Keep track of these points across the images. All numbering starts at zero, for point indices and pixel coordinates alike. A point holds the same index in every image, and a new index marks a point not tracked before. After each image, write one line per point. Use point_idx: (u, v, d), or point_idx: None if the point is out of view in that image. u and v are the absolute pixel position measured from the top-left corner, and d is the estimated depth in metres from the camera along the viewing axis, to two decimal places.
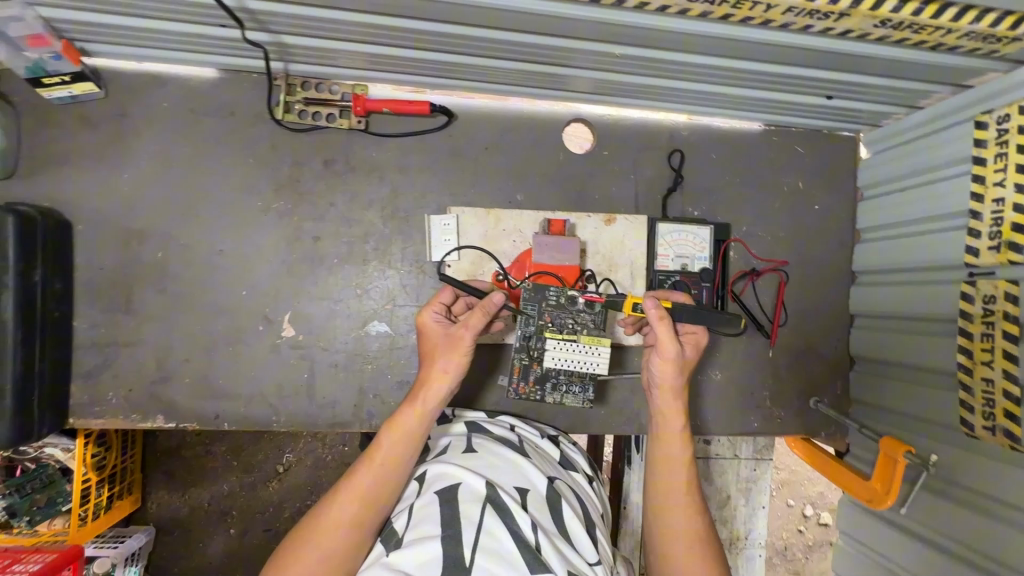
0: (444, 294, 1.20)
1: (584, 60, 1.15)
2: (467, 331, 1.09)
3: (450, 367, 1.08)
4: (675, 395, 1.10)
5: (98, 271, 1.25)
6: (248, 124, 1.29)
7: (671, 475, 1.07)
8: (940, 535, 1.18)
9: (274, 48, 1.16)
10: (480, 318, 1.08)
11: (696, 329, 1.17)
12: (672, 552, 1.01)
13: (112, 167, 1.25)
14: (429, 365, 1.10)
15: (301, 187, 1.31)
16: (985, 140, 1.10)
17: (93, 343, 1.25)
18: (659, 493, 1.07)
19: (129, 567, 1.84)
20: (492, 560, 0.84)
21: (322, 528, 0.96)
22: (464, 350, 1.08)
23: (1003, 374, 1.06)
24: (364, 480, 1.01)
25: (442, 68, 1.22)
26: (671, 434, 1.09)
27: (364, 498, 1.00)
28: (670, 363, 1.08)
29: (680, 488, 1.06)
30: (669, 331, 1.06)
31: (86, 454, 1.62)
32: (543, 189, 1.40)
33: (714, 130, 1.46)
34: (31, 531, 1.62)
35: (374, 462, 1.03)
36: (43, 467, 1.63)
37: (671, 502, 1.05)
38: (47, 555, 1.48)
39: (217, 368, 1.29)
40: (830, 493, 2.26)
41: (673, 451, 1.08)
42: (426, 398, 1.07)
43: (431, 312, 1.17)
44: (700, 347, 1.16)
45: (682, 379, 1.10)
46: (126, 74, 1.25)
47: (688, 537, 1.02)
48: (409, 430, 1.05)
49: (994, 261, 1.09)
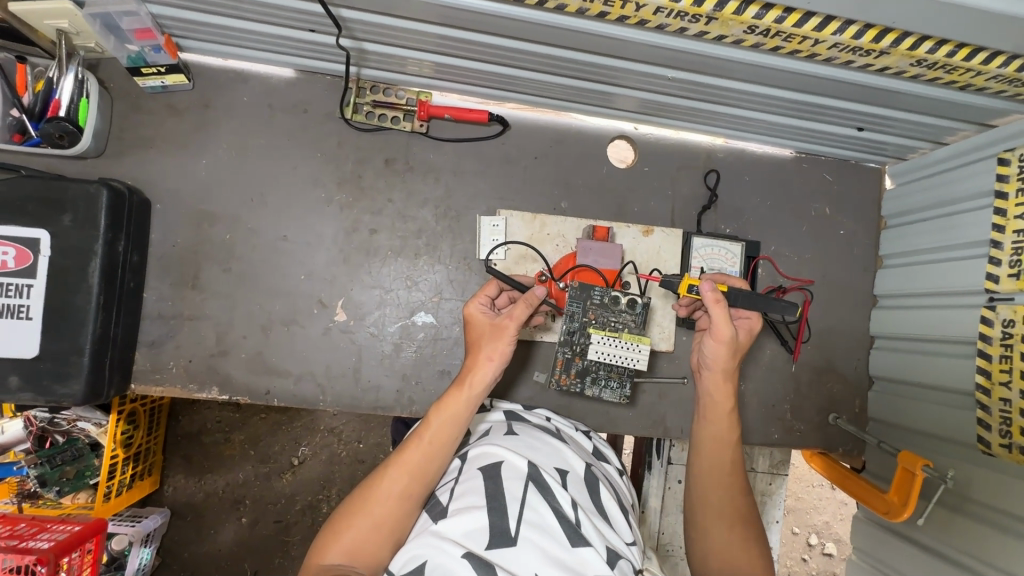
0: (491, 287, 1.27)
1: (637, 80, 1.25)
2: (511, 321, 1.17)
3: (494, 355, 1.15)
4: (724, 378, 1.17)
5: (171, 248, 1.34)
6: (320, 121, 1.40)
7: (716, 454, 1.15)
8: (955, 550, 1.23)
9: (354, 53, 1.27)
10: (525, 309, 1.17)
11: (749, 314, 1.24)
12: (716, 524, 1.10)
13: (192, 152, 1.36)
14: (474, 353, 1.17)
15: (363, 182, 1.41)
16: (1007, 175, 1.19)
17: (160, 314, 1.33)
18: (704, 470, 1.15)
19: (144, 548, 1.88)
20: (536, 532, 0.90)
21: (373, 498, 1.03)
22: (508, 339, 1.16)
23: (1020, 394, 1.12)
24: (412, 456, 1.07)
25: (504, 81, 1.32)
26: (718, 417, 1.16)
27: (413, 473, 1.06)
28: (723, 347, 1.15)
29: (725, 467, 1.14)
30: (723, 315, 1.14)
31: (117, 431, 1.67)
32: (586, 198, 1.49)
33: (748, 155, 1.55)
34: (56, 504, 1.67)
35: (421, 440, 1.09)
36: (74, 441, 1.69)
37: (716, 480, 1.14)
38: (73, 525, 1.53)
39: (272, 346, 1.37)
40: (836, 522, 2.29)
41: (720, 432, 1.16)
42: (473, 382, 1.13)
43: (477, 302, 1.24)
44: (753, 332, 1.23)
45: (733, 362, 1.18)
46: (214, 69, 1.36)
47: (730, 510, 1.12)
48: (454, 412, 1.11)
49: (1014, 287, 1.16)
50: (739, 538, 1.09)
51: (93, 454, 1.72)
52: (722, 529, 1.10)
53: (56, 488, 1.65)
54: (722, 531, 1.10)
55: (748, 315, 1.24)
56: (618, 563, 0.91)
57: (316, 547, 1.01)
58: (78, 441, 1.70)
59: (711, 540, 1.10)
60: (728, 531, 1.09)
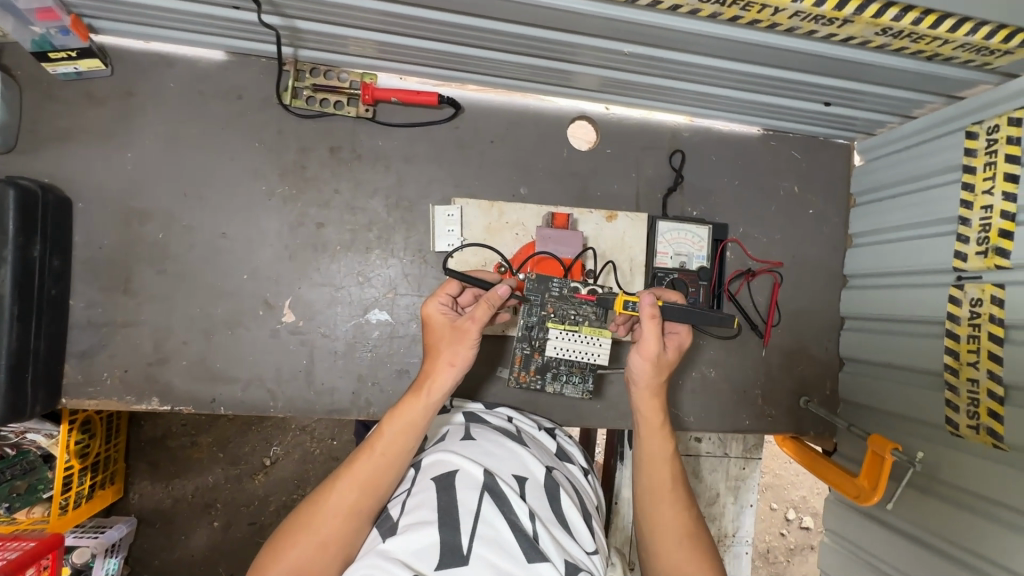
0: (451, 284, 1.19)
1: (592, 57, 1.17)
2: (473, 324, 1.09)
3: (456, 359, 1.09)
4: (653, 395, 1.13)
5: (97, 250, 1.24)
6: (257, 108, 1.29)
7: (656, 471, 1.11)
8: (925, 531, 1.22)
9: (286, 32, 1.16)
10: (486, 310, 1.08)
11: (680, 330, 1.17)
12: (665, 546, 1.04)
13: (115, 145, 1.24)
14: (434, 357, 1.10)
15: (307, 172, 1.31)
16: (975, 150, 1.15)
17: (90, 322, 1.24)
18: (646, 491, 1.10)
19: (109, 558, 1.76)
20: (489, 548, 0.85)
21: (320, 515, 0.97)
22: (470, 343, 1.09)
23: (987, 374, 1.10)
24: (364, 468, 1.01)
25: (453, 60, 1.23)
26: (651, 434, 1.13)
27: (364, 487, 1.00)
28: (649, 363, 1.10)
29: (667, 484, 1.10)
30: (655, 332, 1.07)
31: (71, 441, 1.53)
32: (547, 183, 1.42)
33: (715, 133, 1.49)
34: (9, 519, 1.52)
35: (374, 450, 1.03)
36: (25, 453, 1.55)
37: (659, 498, 1.08)
38: (26, 543, 1.40)
39: (216, 351, 1.28)
40: (813, 497, 2.30)
41: (657, 449, 1.12)
42: (431, 389, 1.07)
43: (436, 301, 1.16)
44: (683, 348, 1.16)
45: (661, 379, 1.12)
46: (134, 53, 1.25)
47: (679, 528, 1.06)
48: (410, 420, 1.05)
49: (982, 266, 1.13)
50: (692, 556, 1.03)
51: (46, 467, 1.58)
52: (672, 551, 1.03)
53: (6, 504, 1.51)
54: (671, 553, 1.03)
55: (678, 330, 1.17)
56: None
57: (257, 568, 0.94)
58: (29, 452, 1.56)
59: (661, 564, 1.03)
60: (677, 552, 1.03)
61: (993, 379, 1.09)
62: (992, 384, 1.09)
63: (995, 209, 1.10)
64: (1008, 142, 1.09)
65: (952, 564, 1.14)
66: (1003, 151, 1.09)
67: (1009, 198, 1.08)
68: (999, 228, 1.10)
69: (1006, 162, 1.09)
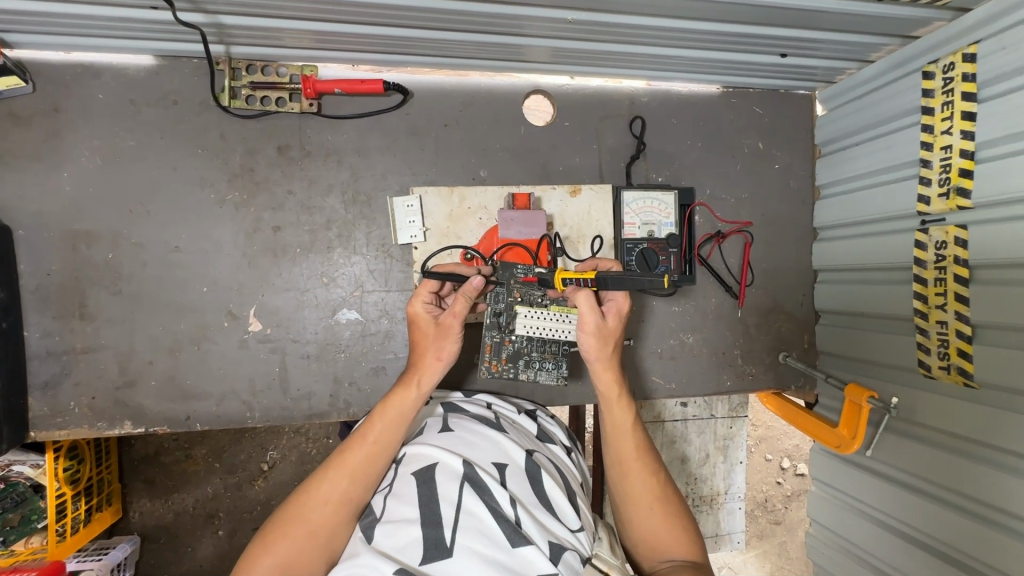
0: (433, 282, 1.16)
1: (538, 27, 1.12)
2: (456, 319, 1.12)
3: (442, 355, 1.11)
4: (606, 366, 1.13)
5: (45, 277, 1.20)
6: (194, 113, 1.24)
7: (621, 441, 1.12)
8: (905, 472, 1.25)
9: (212, 29, 1.10)
10: (465, 303, 1.12)
11: (617, 296, 1.17)
12: (636, 513, 1.06)
13: (50, 166, 1.19)
14: (420, 352, 1.11)
15: (256, 176, 1.27)
16: (932, 90, 1.13)
17: (49, 353, 1.21)
18: (614, 462, 1.11)
19: None
20: (472, 538, 0.84)
21: (311, 503, 0.96)
22: (454, 337, 1.12)
23: (955, 316, 1.11)
24: (356, 458, 1.01)
25: (393, 43, 1.17)
26: (611, 407, 1.13)
27: (356, 475, 0.99)
28: (590, 336, 1.11)
29: (632, 454, 1.10)
30: (588, 302, 1.10)
31: (58, 468, 1.47)
32: (507, 163, 1.38)
33: (674, 94, 1.46)
34: (8, 552, 1.49)
35: (365, 439, 1.03)
36: (14, 485, 1.47)
37: (626, 469, 1.09)
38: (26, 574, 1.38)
39: (184, 368, 1.26)
40: (804, 444, 2.35)
41: (618, 419, 1.12)
42: (420, 381, 1.08)
43: (421, 300, 1.15)
44: (622, 313, 1.16)
45: (608, 350, 1.13)
46: (55, 66, 1.18)
47: (650, 495, 1.07)
48: (401, 410, 1.05)
49: (945, 208, 1.12)
50: (664, 522, 1.05)
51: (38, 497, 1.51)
52: (644, 517, 1.05)
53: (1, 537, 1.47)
54: (645, 520, 1.05)
55: (614, 296, 1.17)
56: (564, 557, 0.87)
57: (244, 562, 0.91)
58: (20, 484, 1.47)
59: (636, 529, 1.06)
60: (649, 517, 1.05)
61: (961, 320, 1.10)
62: (960, 325, 1.10)
63: (955, 148, 1.09)
64: (963, 80, 1.07)
65: (933, 502, 1.18)
66: (959, 89, 1.08)
67: (968, 136, 1.07)
68: (959, 167, 1.09)
69: (962, 100, 1.07)
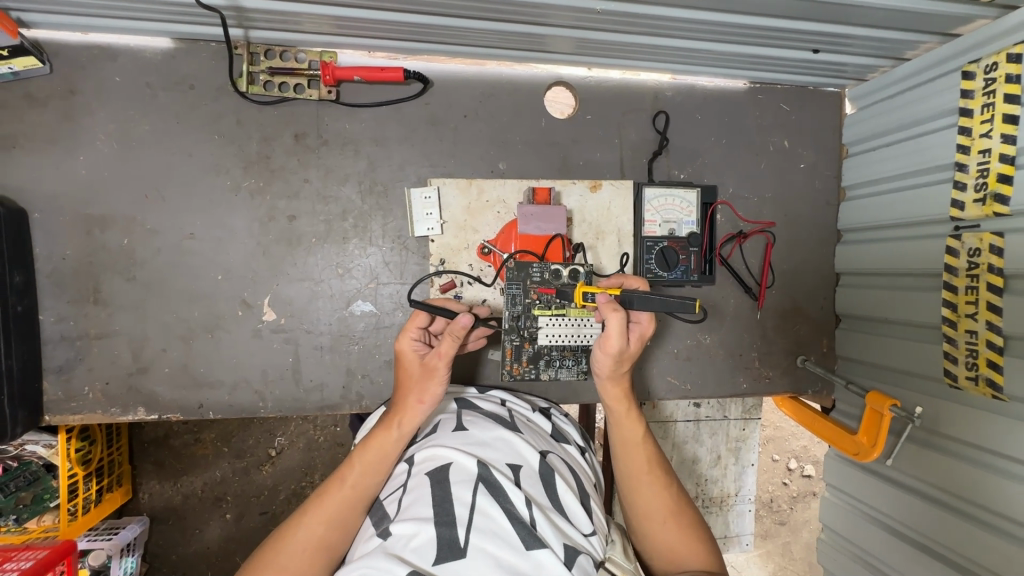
0: (420, 317, 1.14)
1: (564, 17, 1.09)
2: (441, 360, 1.05)
3: (424, 398, 1.06)
4: (614, 382, 1.11)
5: (60, 261, 1.19)
6: (211, 98, 1.22)
7: (632, 456, 1.10)
8: (925, 483, 1.22)
9: (231, 13, 1.08)
10: (452, 344, 1.05)
11: (642, 320, 1.12)
12: (649, 526, 1.05)
13: (65, 148, 1.17)
14: (404, 392, 1.08)
15: (273, 163, 1.25)
16: (972, 91, 1.09)
17: (63, 337, 1.21)
18: (625, 477, 1.10)
19: (127, 558, 1.75)
20: (487, 539, 0.83)
21: (286, 550, 0.94)
22: (439, 379, 1.06)
23: (986, 326, 1.07)
24: (333, 503, 0.99)
25: (415, 31, 1.15)
26: (620, 422, 1.11)
27: (333, 520, 0.98)
28: (609, 357, 1.06)
29: (643, 469, 1.09)
30: (620, 325, 1.02)
31: (71, 449, 1.47)
32: (526, 156, 1.35)
33: (699, 89, 1.42)
34: (20, 529, 1.49)
35: (343, 483, 1.01)
36: (26, 464, 1.47)
37: (637, 483, 1.08)
38: (39, 551, 1.39)
39: (197, 355, 1.25)
40: (814, 446, 2.32)
41: (629, 434, 1.11)
42: (403, 423, 1.05)
43: (409, 338, 1.11)
44: (645, 338, 1.11)
45: (622, 370, 1.09)
46: (72, 47, 1.16)
47: (663, 508, 1.05)
48: (381, 455, 1.03)
49: (980, 214, 1.09)
50: (679, 535, 1.03)
51: (50, 475, 1.51)
52: (658, 531, 1.04)
53: (15, 516, 1.48)
54: (659, 533, 1.04)
55: (640, 319, 1.12)
56: (578, 560, 0.86)
57: None
58: (33, 462, 1.48)
59: (652, 543, 1.04)
60: (664, 531, 1.04)
61: (992, 330, 1.06)
62: (991, 335, 1.07)
63: (994, 152, 1.05)
64: (1007, 81, 1.03)
65: (952, 513, 1.15)
66: (1001, 91, 1.04)
67: (1008, 140, 1.03)
68: (997, 173, 1.05)
69: (1004, 102, 1.03)
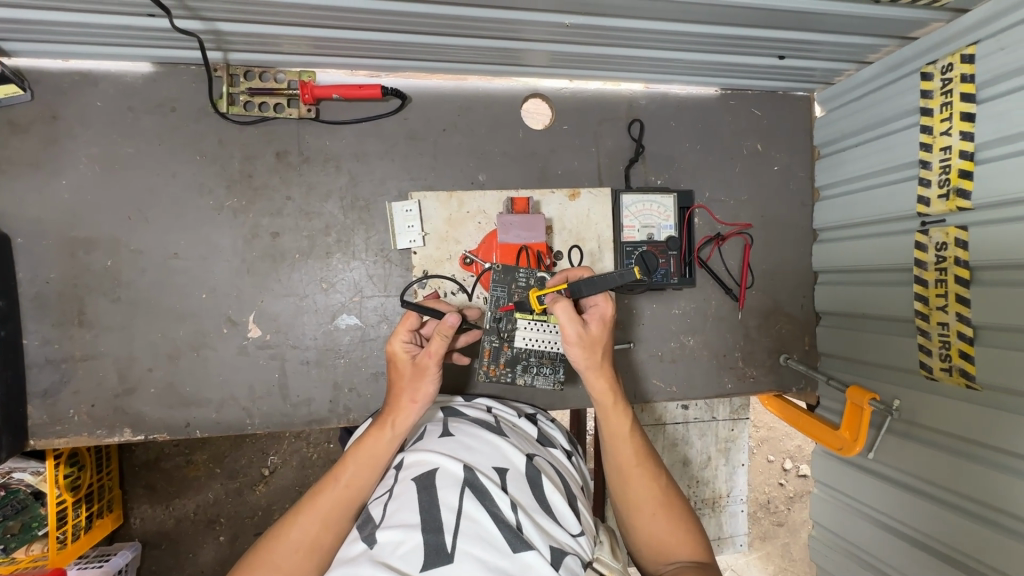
0: (411, 318, 1.14)
1: (536, 32, 1.12)
2: (432, 359, 1.09)
3: (417, 397, 1.08)
4: (598, 373, 1.10)
5: (45, 285, 1.19)
6: (192, 120, 1.24)
7: (620, 448, 1.11)
8: (907, 473, 1.24)
9: (209, 36, 1.10)
10: (442, 343, 1.08)
11: (599, 301, 1.14)
12: (639, 517, 1.06)
13: (48, 173, 1.19)
14: (396, 392, 1.10)
15: (255, 181, 1.27)
16: (931, 91, 1.13)
17: (48, 361, 1.21)
18: (614, 469, 1.11)
19: None
20: (473, 542, 0.83)
21: (280, 550, 0.95)
22: (430, 379, 1.09)
23: (957, 317, 1.10)
24: (327, 502, 0.99)
25: (391, 49, 1.17)
26: (608, 415, 1.11)
27: (327, 520, 0.98)
28: (577, 346, 1.08)
29: (631, 460, 1.10)
30: (568, 312, 1.07)
31: (58, 475, 1.46)
32: (506, 167, 1.38)
33: (672, 97, 1.46)
34: (9, 559, 1.48)
35: (337, 483, 1.02)
36: (15, 492, 1.46)
37: (626, 475, 1.09)
38: None
39: (184, 374, 1.26)
40: (806, 445, 2.34)
41: (617, 426, 1.11)
42: (395, 422, 1.07)
43: (400, 338, 1.13)
44: (607, 319, 1.12)
45: (598, 357, 1.10)
46: (53, 73, 1.18)
47: (653, 499, 1.06)
48: (375, 454, 1.04)
49: (945, 209, 1.12)
50: (669, 526, 1.04)
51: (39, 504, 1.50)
52: (647, 521, 1.05)
53: (2, 545, 1.47)
54: (648, 525, 1.05)
55: (596, 301, 1.14)
56: (565, 561, 0.86)
57: None
58: (20, 492, 1.47)
59: (641, 535, 1.05)
60: (653, 522, 1.04)
61: (962, 321, 1.09)
62: (961, 326, 1.10)
63: (954, 149, 1.09)
64: (962, 81, 1.07)
65: (934, 502, 1.17)
66: (958, 90, 1.08)
67: (967, 137, 1.07)
68: (959, 168, 1.08)
69: (961, 101, 1.07)
